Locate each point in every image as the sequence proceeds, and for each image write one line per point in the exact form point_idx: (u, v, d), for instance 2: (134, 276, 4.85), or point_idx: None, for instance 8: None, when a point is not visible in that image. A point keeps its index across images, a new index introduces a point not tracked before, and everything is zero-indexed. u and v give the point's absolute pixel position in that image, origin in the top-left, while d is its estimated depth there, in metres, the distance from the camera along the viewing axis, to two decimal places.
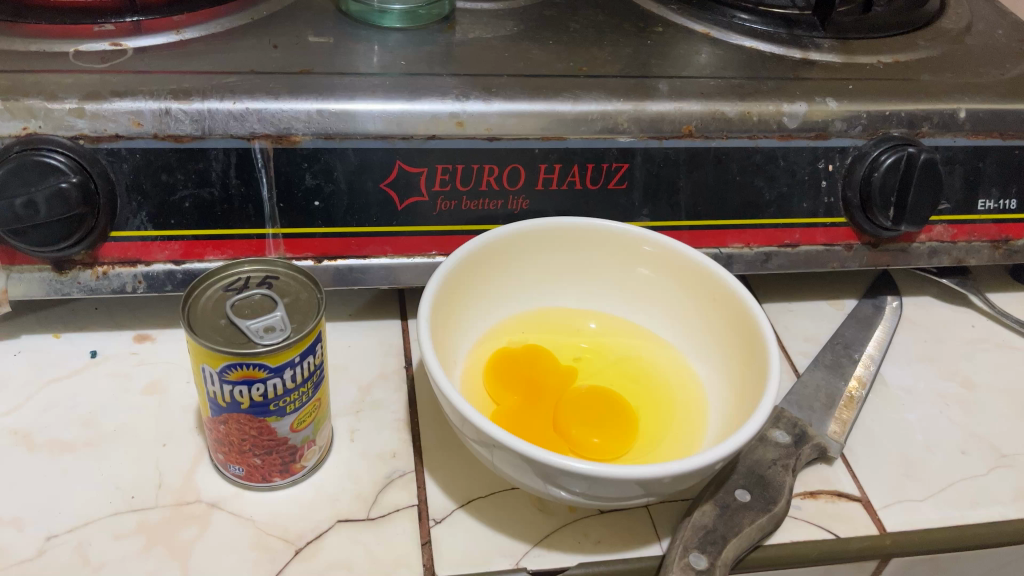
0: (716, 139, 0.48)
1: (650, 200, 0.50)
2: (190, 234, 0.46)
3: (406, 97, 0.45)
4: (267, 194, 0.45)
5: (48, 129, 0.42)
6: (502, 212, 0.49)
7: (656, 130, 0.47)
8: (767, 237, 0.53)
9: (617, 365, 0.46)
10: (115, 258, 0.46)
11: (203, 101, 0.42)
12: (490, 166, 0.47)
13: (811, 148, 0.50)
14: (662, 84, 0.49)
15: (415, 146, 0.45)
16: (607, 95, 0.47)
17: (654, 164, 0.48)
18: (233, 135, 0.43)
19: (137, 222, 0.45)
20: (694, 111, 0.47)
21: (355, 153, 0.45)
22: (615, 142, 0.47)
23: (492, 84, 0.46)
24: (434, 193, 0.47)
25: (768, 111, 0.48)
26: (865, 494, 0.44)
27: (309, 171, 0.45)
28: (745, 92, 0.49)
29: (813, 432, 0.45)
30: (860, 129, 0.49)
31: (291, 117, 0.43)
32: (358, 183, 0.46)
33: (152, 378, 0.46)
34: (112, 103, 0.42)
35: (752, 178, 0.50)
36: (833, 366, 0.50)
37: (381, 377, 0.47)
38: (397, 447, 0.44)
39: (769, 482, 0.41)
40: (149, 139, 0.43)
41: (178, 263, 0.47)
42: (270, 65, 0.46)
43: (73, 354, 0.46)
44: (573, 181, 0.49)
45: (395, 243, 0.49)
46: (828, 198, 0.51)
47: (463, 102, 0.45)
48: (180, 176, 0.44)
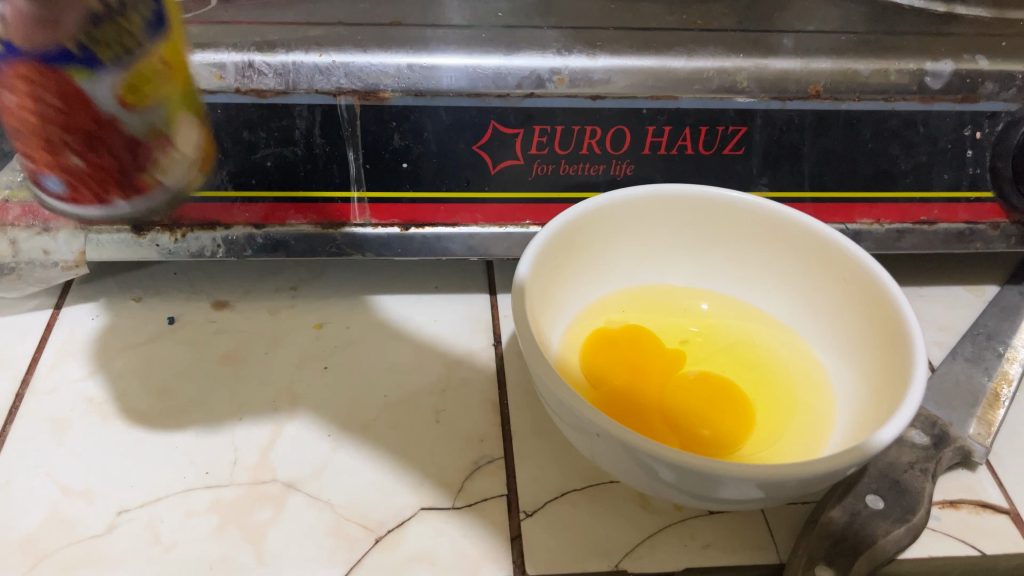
0: (847, 100, 0.43)
1: (769, 166, 0.45)
2: (271, 196, 0.43)
3: (503, 51, 0.41)
4: (353, 155, 0.42)
5: None
6: (603, 178, 0.45)
7: (779, 90, 0.42)
8: (901, 212, 0.47)
9: (729, 352, 0.42)
10: (193, 220, 0.43)
11: (288, 53, 0.39)
12: (594, 127, 0.43)
13: (956, 114, 0.44)
14: (787, 38, 0.44)
15: (511, 105, 0.42)
16: (724, 50, 0.42)
17: (776, 128, 0.44)
18: (318, 91, 0.40)
19: (217, 180, 0.42)
20: (823, 70, 0.42)
21: (447, 112, 0.42)
22: (733, 103, 0.43)
23: (596, 38, 0.43)
24: (530, 156, 0.43)
25: (908, 69, 0.42)
26: (1014, 506, 0.39)
27: (397, 131, 0.42)
28: (881, 50, 0.44)
29: (955, 432, 0.39)
30: (1015, 92, 0.43)
31: (380, 72, 0.40)
32: (449, 144, 0.42)
33: (229, 348, 0.43)
34: (193, 55, 0.39)
35: (887, 145, 0.44)
36: (974, 360, 0.44)
37: (468, 354, 0.44)
38: (485, 430, 0.40)
39: (905, 488, 0.36)
40: (231, 93, 0.40)
41: (258, 226, 0.44)
42: (359, 17, 0.43)
43: (150, 319, 0.44)
44: (683, 145, 0.44)
45: (487, 211, 0.46)
46: (973, 169, 0.46)
47: (565, 56, 0.41)
48: (262, 133, 0.41)
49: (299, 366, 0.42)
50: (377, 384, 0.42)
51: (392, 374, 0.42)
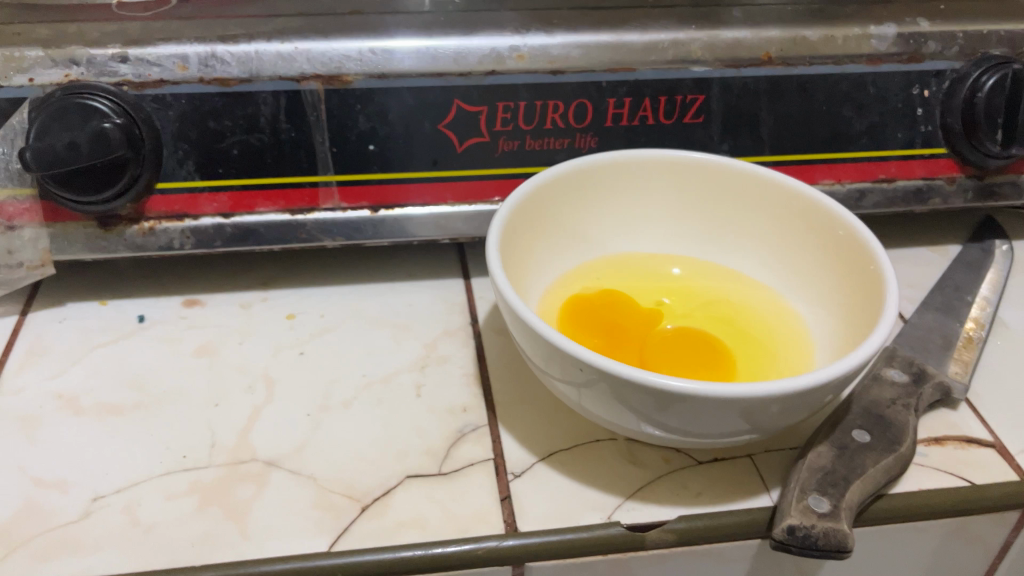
0: (798, 66, 0.45)
1: (730, 133, 0.46)
2: (238, 183, 0.43)
3: (461, 34, 0.42)
4: (320, 140, 0.42)
5: (91, 76, 0.40)
6: (569, 153, 0.46)
7: (733, 57, 0.44)
8: (860, 171, 0.48)
9: (706, 310, 0.42)
10: (160, 213, 0.43)
11: (250, 43, 0.40)
12: (556, 101, 0.44)
13: (903, 73, 0.46)
14: (735, 10, 0.46)
15: (473, 83, 0.42)
16: (677, 23, 0.44)
17: (733, 95, 0.45)
18: (282, 76, 0.41)
19: (184, 172, 0.42)
20: (772, 37, 0.44)
21: (410, 92, 0.42)
22: (689, 72, 0.44)
23: (553, 17, 0.44)
24: (495, 133, 0.44)
25: (854, 34, 0.45)
26: (999, 439, 0.39)
27: (362, 113, 0.42)
28: (824, 17, 0.46)
29: (932, 371, 0.40)
30: (956, 51, 0.46)
31: (342, 55, 0.41)
32: (415, 125, 0.43)
33: (203, 340, 0.42)
34: (157, 48, 0.40)
35: (841, 107, 0.46)
36: (945, 309, 0.45)
37: (446, 334, 0.43)
38: (467, 401, 0.39)
39: (890, 422, 0.36)
40: (195, 83, 0.40)
41: (226, 216, 0.44)
42: (319, 8, 0.44)
43: (120, 319, 0.44)
44: (645, 116, 0.45)
45: (455, 189, 0.45)
46: (925, 127, 0.47)
47: (523, 35, 0.43)
48: (228, 122, 0.41)
49: (275, 354, 0.42)
50: (355, 365, 0.41)
51: (370, 356, 0.42)
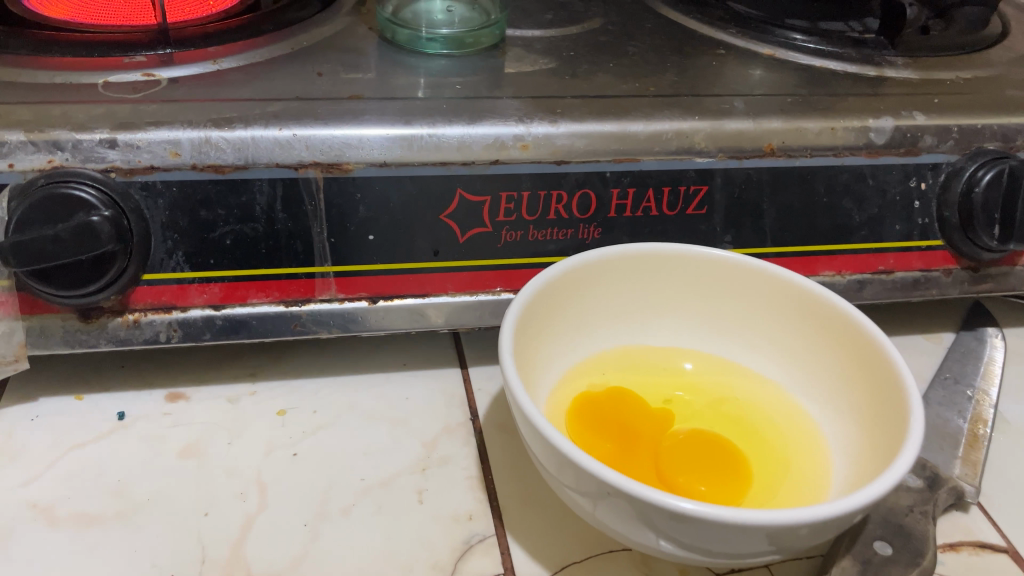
0: (800, 158, 0.45)
1: (732, 225, 0.46)
2: (231, 274, 0.41)
3: (466, 120, 0.41)
4: (317, 229, 0.41)
5: (76, 161, 0.38)
6: (571, 243, 0.45)
7: (736, 149, 0.44)
8: (859, 264, 0.48)
9: (716, 410, 0.41)
10: (147, 304, 0.40)
11: (247, 128, 0.39)
12: (559, 191, 0.43)
13: (900, 166, 0.46)
14: (737, 102, 0.46)
15: (476, 173, 0.42)
16: (681, 114, 0.44)
17: (736, 186, 0.45)
18: (279, 164, 0.39)
19: (173, 262, 0.40)
20: (774, 128, 0.44)
21: (413, 181, 0.41)
22: (693, 164, 0.44)
23: (556, 106, 0.44)
24: (499, 223, 0.43)
25: (854, 127, 0.45)
26: (1013, 545, 0.38)
27: (362, 203, 0.41)
28: (825, 109, 0.46)
29: (945, 474, 0.39)
30: (951, 145, 0.46)
31: (343, 143, 0.40)
32: (416, 215, 0.42)
33: (188, 440, 0.40)
34: (147, 133, 0.38)
35: (841, 199, 0.46)
36: (946, 403, 0.45)
37: (446, 431, 0.42)
38: (473, 507, 0.38)
39: (910, 532, 0.36)
40: (187, 170, 0.39)
41: (217, 308, 0.41)
42: (316, 92, 0.43)
43: (98, 416, 0.41)
44: (647, 207, 0.45)
45: (457, 279, 0.44)
46: (921, 219, 0.47)
47: (527, 124, 0.42)
48: (221, 211, 0.40)
49: (266, 455, 0.40)
50: (352, 468, 0.39)
51: (367, 457, 0.40)
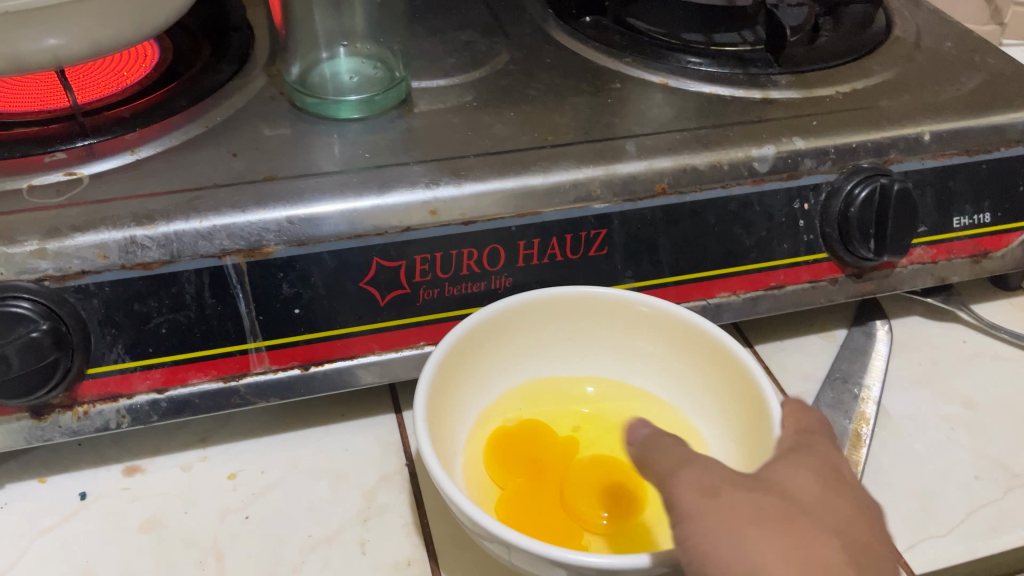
0: (690, 193, 0.49)
1: (631, 261, 0.49)
2: (169, 359, 0.44)
3: (375, 191, 0.45)
4: (246, 309, 0.44)
5: (10, 274, 0.41)
6: (486, 293, 0.48)
7: (629, 192, 0.48)
8: (753, 282, 0.52)
9: (619, 435, 0.46)
10: (94, 395, 0.44)
11: (168, 224, 0.42)
12: (470, 249, 0.46)
13: (784, 190, 0.50)
14: (629, 144, 0.49)
15: (390, 241, 0.45)
16: (576, 163, 0.47)
17: (632, 227, 0.48)
18: (203, 255, 0.42)
19: (113, 355, 0.43)
20: (665, 168, 0.48)
21: (331, 255, 0.44)
22: (591, 210, 0.47)
23: (460, 166, 0.47)
24: (415, 284, 0.46)
25: (737, 159, 0.49)
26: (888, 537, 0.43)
27: (285, 280, 0.44)
28: (711, 142, 0.49)
29: None
30: (829, 164, 0.50)
31: (261, 229, 0.43)
32: (337, 285, 0.45)
33: (148, 513, 0.44)
34: (74, 240, 0.41)
35: (730, 226, 0.50)
36: (835, 405, 0.50)
37: (383, 479, 0.46)
38: (411, 553, 0.42)
39: None
40: (116, 270, 0.42)
41: (161, 390, 0.45)
42: (231, 176, 0.45)
43: (62, 498, 0.44)
44: (553, 254, 0.48)
45: (382, 338, 0.47)
46: (807, 236, 0.52)
47: (434, 189, 0.45)
48: (153, 303, 0.43)
49: (220, 521, 0.43)
50: (299, 525, 0.43)
51: (313, 513, 0.44)
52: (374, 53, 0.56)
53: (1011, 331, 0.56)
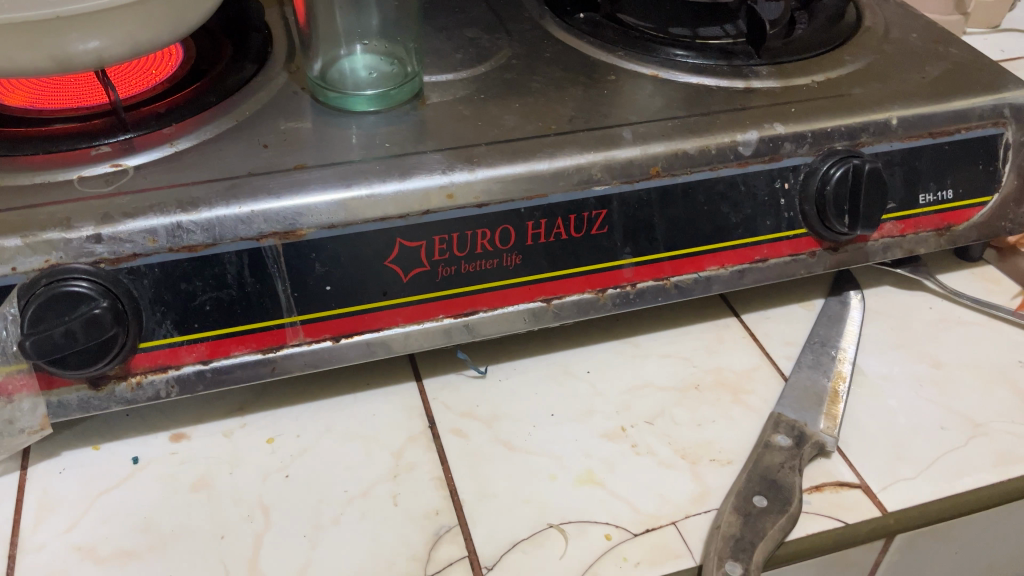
0: (682, 175, 0.53)
1: (630, 239, 0.54)
2: (213, 334, 0.48)
3: (398, 177, 0.49)
4: (282, 287, 0.48)
5: (69, 258, 0.44)
6: (498, 270, 0.52)
7: (627, 175, 0.52)
8: (739, 256, 0.57)
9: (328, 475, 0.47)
10: (146, 367, 0.48)
11: (211, 210, 0.46)
12: (483, 229, 0.51)
13: (767, 171, 0.55)
14: (625, 131, 0.54)
15: (412, 223, 0.49)
16: (579, 149, 0.52)
17: (631, 207, 0.53)
18: (242, 238, 0.47)
19: (163, 330, 0.47)
20: (658, 153, 0.53)
21: (358, 237, 0.49)
22: (592, 192, 0.52)
23: (473, 154, 0.51)
24: (435, 262, 0.51)
25: (724, 143, 0.54)
26: (864, 480, 0.49)
27: (318, 260, 0.48)
28: (700, 129, 0.54)
29: (811, 431, 0.50)
30: (807, 147, 0.55)
31: (295, 213, 0.47)
32: (364, 263, 0.49)
33: (197, 474, 0.48)
34: (127, 225, 0.45)
35: (719, 205, 0.55)
36: (815, 366, 0.55)
37: (410, 440, 0.50)
38: (439, 504, 0.47)
39: (780, 484, 0.46)
40: (165, 253, 0.46)
41: (206, 362, 0.49)
42: (265, 166, 0.49)
43: (116, 463, 0.48)
44: (558, 233, 0.52)
45: (405, 312, 0.52)
46: (788, 214, 0.57)
47: (450, 175, 0.49)
48: (199, 282, 0.47)
49: (264, 479, 0.48)
50: (336, 483, 0.48)
51: (347, 471, 0.48)
52: (386, 53, 0.60)
53: (972, 297, 0.62)
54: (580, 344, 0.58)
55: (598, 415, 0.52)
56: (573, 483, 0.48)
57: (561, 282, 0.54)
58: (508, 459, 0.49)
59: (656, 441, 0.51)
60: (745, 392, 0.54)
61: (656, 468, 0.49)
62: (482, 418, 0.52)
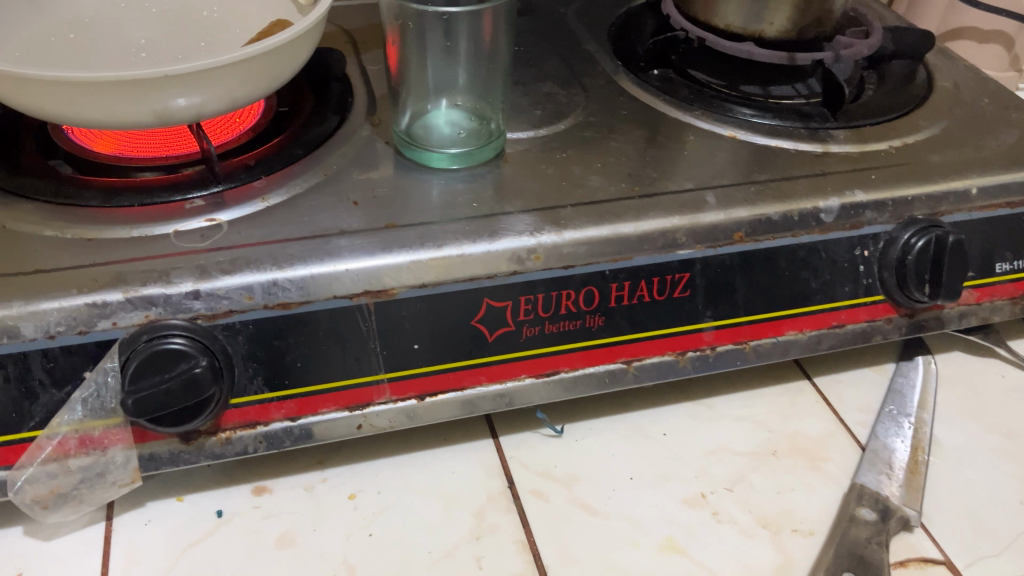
0: (764, 241, 0.53)
1: (711, 302, 0.54)
2: (303, 391, 0.48)
3: (487, 238, 0.49)
4: (372, 345, 0.49)
5: (168, 313, 0.44)
6: (581, 331, 0.53)
7: (711, 240, 0.52)
8: (818, 321, 0.57)
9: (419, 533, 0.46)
10: (236, 423, 0.48)
11: (305, 267, 0.46)
12: (568, 290, 0.51)
13: (847, 238, 0.55)
14: (709, 195, 0.54)
15: (500, 283, 0.49)
16: (664, 213, 0.52)
17: (713, 271, 0.53)
18: (336, 295, 0.47)
19: (254, 386, 0.47)
20: (742, 218, 0.53)
21: (447, 296, 0.49)
22: (676, 255, 0.52)
23: (560, 216, 0.51)
24: (519, 322, 0.51)
25: (807, 209, 0.54)
26: (948, 556, 0.48)
27: (407, 318, 0.49)
28: (783, 195, 0.54)
29: (895, 505, 0.49)
30: (888, 215, 0.55)
31: (388, 273, 0.47)
32: (451, 322, 0.50)
33: (281, 530, 0.48)
34: (224, 282, 0.45)
35: (800, 271, 0.55)
36: (892, 435, 0.55)
37: (490, 500, 0.50)
38: (524, 569, 0.46)
39: (869, 561, 0.45)
40: (259, 309, 0.46)
41: (294, 419, 0.49)
42: (356, 224, 0.50)
43: (200, 516, 0.49)
44: (642, 295, 0.52)
45: (489, 371, 0.52)
46: (866, 280, 0.57)
47: (538, 236, 0.49)
48: (291, 339, 0.47)
49: (347, 537, 0.48)
50: (419, 543, 0.48)
51: (430, 531, 0.48)
52: (473, 110, 0.61)
53: None
54: (654, 404, 0.58)
55: (678, 480, 0.52)
56: (656, 551, 0.48)
57: (643, 344, 0.54)
58: (589, 523, 0.49)
59: (736, 509, 0.50)
60: (822, 460, 0.54)
61: (738, 537, 0.49)
62: (561, 479, 0.52)
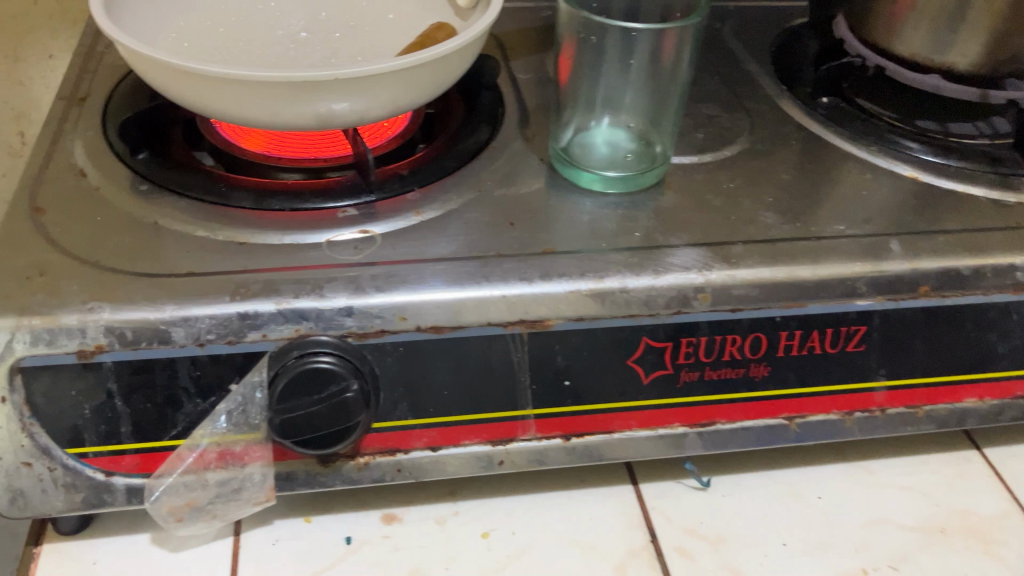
0: (952, 297, 0.48)
1: (887, 360, 0.49)
2: (448, 420, 0.46)
3: (652, 273, 0.45)
4: (522, 379, 0.45)
5: (318, 328, 0.42)
6: (743, 380, 0.48)
7: (893, 292, 0.48)
8: (1000, 389, 0.52)
9: None
10: (375, 448, 0.46)
11: (461, 290, 0.43)
12: (733, 335, 0.47)
13: None
14: (893, 242, 0.49)
15: (661, 322, 0.46)
16: (844, 259, 0.47)
17: (892, 326, 0.48)
18: (491, 322, 0.44)
19: (398, 412, 0.45)
20: (930, 271, 0.48)
21: (605, 332, 0.45)
22: (853, 306, 0.48)
23: (730, 254, 0.47)
24: (678, 365, 0.47)
25: (1002, 265, 0.48)
26: None
27: (560, 352, 0.45)
28: (975, 247, 0.49)
29: None
30: None
31: (547, 303, 0.44)
32: (606, 360, 0.46)
33: (411, 566, 0.45)
34: (379, 300, 0.42)
35: (987, 333, 0.50)
36: None
37: (632, 553, 0.47)
38: None
39: None
40: (412, 331, 0.43)
41: (435, 448, 0.47)
42: (512, 247, 0.47)
43: (328, 541, 0.46)
44: (812, 347, 0.48)
45: (640, 416, 0.48)
46: None
47: (707, 274, 0.46)
48: (441, 365, 0.44)
49: None
50: None
51: None
52: (638, 134, 0.57)
53: None
54: (807, 463, 0.53)
55: (837, 552, 0.48)
56: None
57: (809, 399, 0.50)
58: None
59: None
60: (997, 543, 0.49)
61: None
62: (707, 538, 0.48)
